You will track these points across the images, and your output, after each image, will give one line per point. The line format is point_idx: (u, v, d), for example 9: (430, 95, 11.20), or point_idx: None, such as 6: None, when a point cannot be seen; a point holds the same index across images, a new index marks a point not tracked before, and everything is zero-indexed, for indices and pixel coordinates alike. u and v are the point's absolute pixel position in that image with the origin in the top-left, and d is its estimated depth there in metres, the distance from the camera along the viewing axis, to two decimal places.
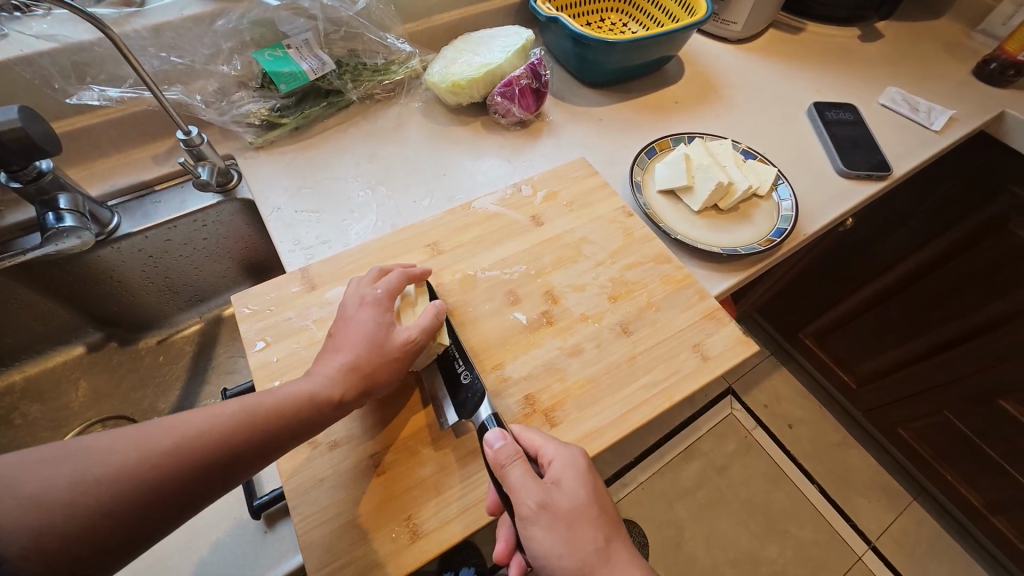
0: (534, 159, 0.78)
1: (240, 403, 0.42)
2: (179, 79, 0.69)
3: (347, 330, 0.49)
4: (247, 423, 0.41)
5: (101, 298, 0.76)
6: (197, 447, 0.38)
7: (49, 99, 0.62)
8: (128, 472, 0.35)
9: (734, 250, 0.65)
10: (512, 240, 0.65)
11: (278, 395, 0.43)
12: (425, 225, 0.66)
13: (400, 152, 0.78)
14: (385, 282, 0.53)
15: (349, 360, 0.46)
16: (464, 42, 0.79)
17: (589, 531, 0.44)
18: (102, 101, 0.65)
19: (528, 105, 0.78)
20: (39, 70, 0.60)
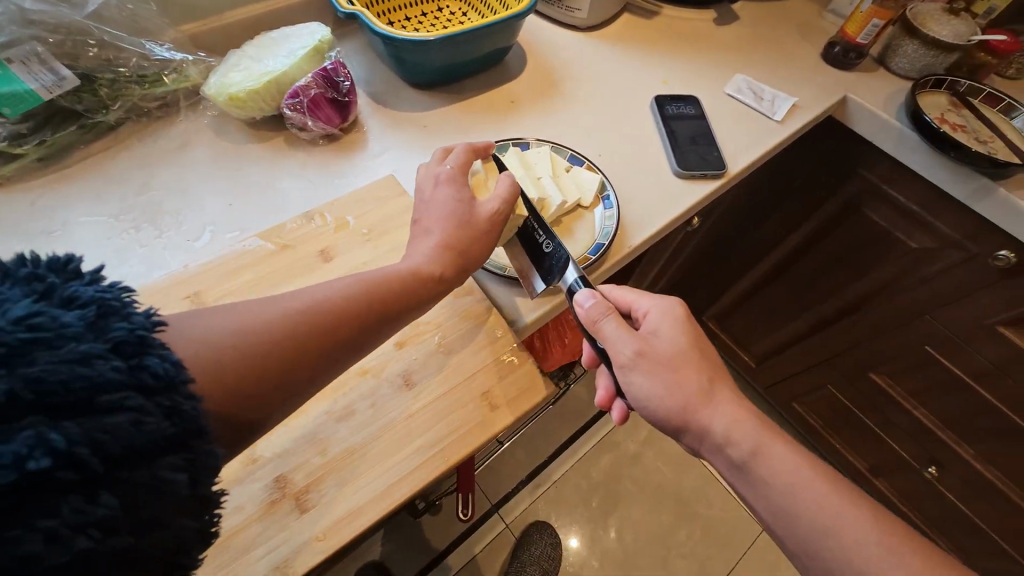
0: (342, 177, 0.69)
1: (324, 286, 0.46)
2: None
3: (432, 214, 0.55)
4: (339, 302, 0.45)
5: None
6: (305, 324, 0.42)
7: None
8: (242, 339, 0.39)
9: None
10: (293, 281, 0.57)
11: (349, 281, 0.47)
12: (190, 271, 0.57)
13: (180, 179, 0.67)
14: (441, 169, 0.58)
15: (433, 240, 0.53)
16: (251, 47, 0.68)
17: (711, 359, 0.56)
18: None
19: (327, 117, 0.68)
20: None
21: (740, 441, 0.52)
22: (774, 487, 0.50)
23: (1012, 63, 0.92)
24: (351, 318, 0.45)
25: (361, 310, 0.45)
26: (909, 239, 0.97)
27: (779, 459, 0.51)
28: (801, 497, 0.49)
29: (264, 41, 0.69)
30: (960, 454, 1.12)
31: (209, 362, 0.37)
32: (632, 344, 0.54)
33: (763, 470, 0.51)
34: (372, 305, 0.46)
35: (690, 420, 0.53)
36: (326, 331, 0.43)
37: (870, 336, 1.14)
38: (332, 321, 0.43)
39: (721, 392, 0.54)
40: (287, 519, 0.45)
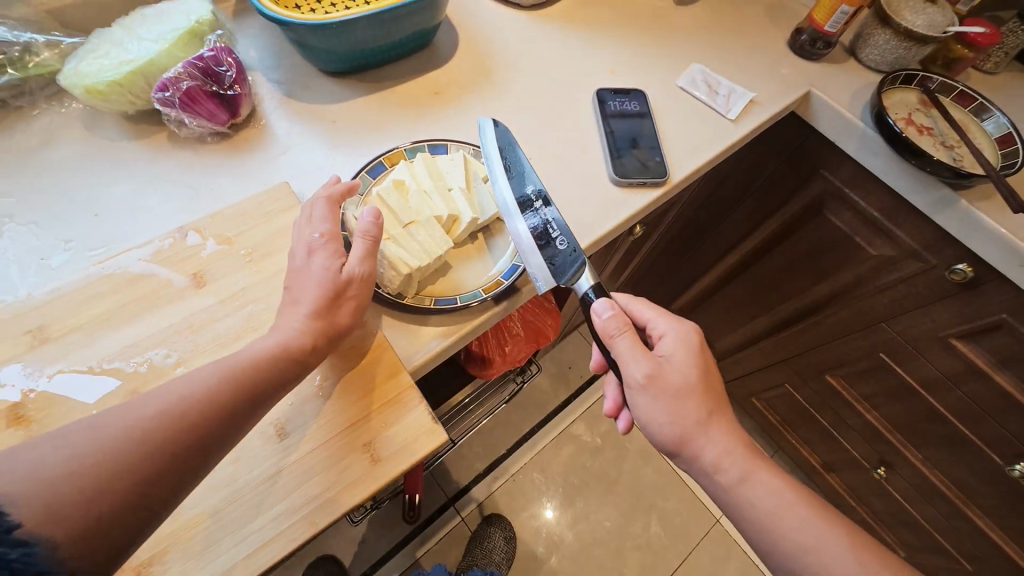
0: (232, 183, 0.61)
1: (183, 377, 0.39)
2: None
3: (298, 284, 0.47)
4: (208, 391, 0.38)
5: None
6: (171, 429, 0.35)
7: None
8: (98, 457, 0.33)
9: (449, 303, 0.54)
10: (157, 312, 0.50)
11: (212, 368, 0.40)
12: (33, 300, 0.50)
13: (38, 183, 0.58)
14: (319, 221, 0.50)
15: (308, 311, 0.46)
16: (123, 30, 0.60)
17: (717, 390, 0.53)
18: None
19: (209, 114, 0.59)
20: None
21: (729, 469, 0.50)
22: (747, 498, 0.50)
23: (989, 57, 0.85)
24: (227, 408, 0.39)
25: (233, 399, 0.39)
26: (869, 246, 0.92)
27: (765, 490, 0.50)
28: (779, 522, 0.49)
29: (137, 21, 0.61)
30: (909, 458, 1.10)
31: (44, 514, 0.30)
32: (645, 366, 0.51)
33: (749, 499, 0.50)
34: (246, 391, 0.40)
35: (684, 447, 0.51)
36: (199, 429, 0.37)
37: (827, 340, 1.10)
38: (202, 417, 0.37)
39: (720, 425, 0.51)
40: None
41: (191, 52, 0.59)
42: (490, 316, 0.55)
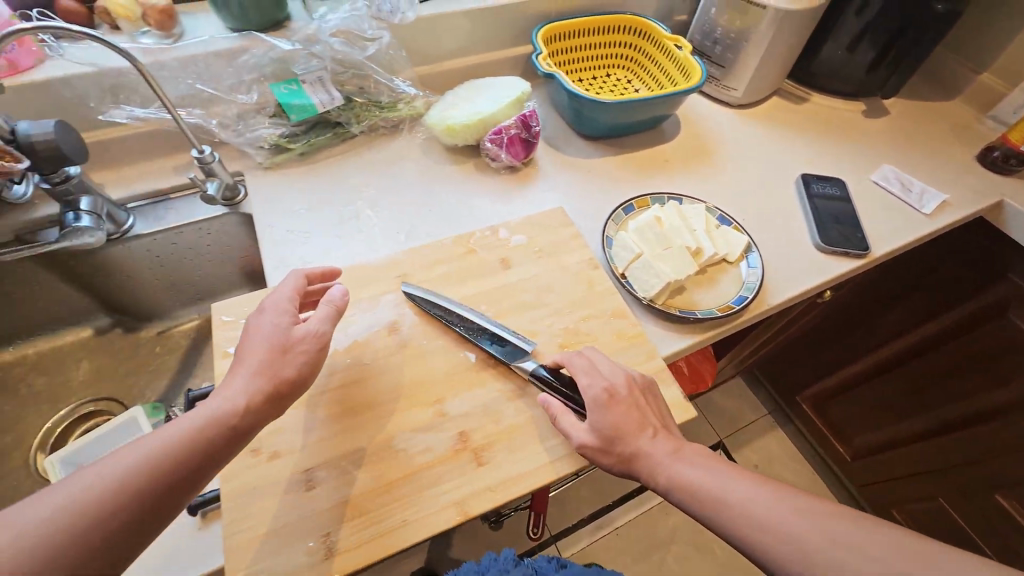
0: (519, 204, 0.82)
1: (188, 418, 0.43)
2: (203, 104, 0.77)
3: (266, 331, 0.50)
4: (190, 433, 0.42)
5: (114, 288, 0.84)
6: (151, 469, 0.40)
7: (88, 115, 0.70)
8: (85, 489, 0.37)
9: (691, 314, 0.67)
10: (479, 280, 0.69)
11: (223, 406, 0.45)
12: (399, 257, 0.71)
13: (394, 184, 0.83)
14: (281, 291, 0.55)
15: (270, 356, 0.48)
16: (468, 89, 0.85)
17: (640, 425, 0.53)
18: (131, 120, 0.72)
19: (517, 153, 0.82)
20: (79, 90, 0.68)
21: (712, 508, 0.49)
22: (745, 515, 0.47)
23: None
24: (217, 445, 0.43)
25: (218, 437, 0.43)
26: None
27: None
28: (783, 526, 0.45)
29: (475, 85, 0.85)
30: None
31: None
32: (584, 432, 0.53)
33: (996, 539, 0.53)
34: (231, 434, 0.44)
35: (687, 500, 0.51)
36: (179, 469, 0.41)
37: (999, 452, 1.05)
38: (186, 458, 0.41)
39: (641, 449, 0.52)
40: (466, 468, 0.53)
41: (515, 111, 0.82)
42: (720, 331, 0.68)
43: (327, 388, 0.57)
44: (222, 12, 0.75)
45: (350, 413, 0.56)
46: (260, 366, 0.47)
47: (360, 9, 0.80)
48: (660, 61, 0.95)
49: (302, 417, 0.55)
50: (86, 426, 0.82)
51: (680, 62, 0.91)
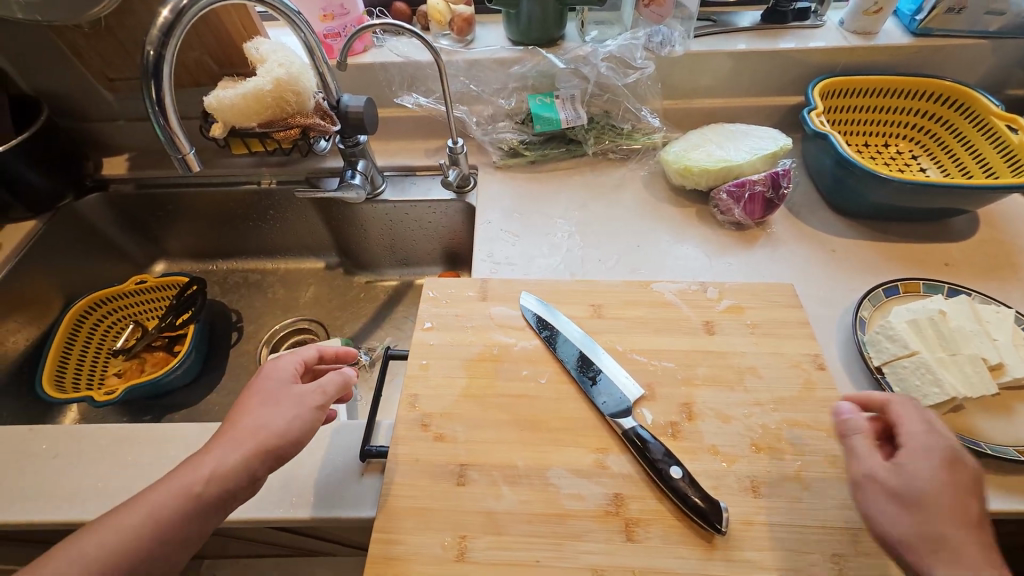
0: (737, 265, 0.73)
1: (157, 494, 0.42)
2: (468, 101, 0.86)
3: (258, 398, 0.48)
4: (160, 510, 0.41)
5: (351, 236, 0.99)
6: (119, 552, 0.39)
7: (386, 96, 0.84)
8: (66, 575, 0.38)
9: (977, 445, 0.51)
10: (675, 335, 0.63)
11: (198, 475, 0.43)
12: (596, 285, 0.69)
13: (607, 211, 0.82)
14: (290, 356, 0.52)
15: (253, 427, 0.45)
16: (713, 133, 0.79)
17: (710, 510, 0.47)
18: (414, 105, 0.82)
19: (753, 211, 0.73)
20: (388, 76, 0.82)
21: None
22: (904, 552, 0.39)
23: None
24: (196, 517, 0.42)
25: (198, 511, 0.42)
26: None
27: None
28: None
29: (725, 133, 0.79)
30: None
31: None
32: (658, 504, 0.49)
33: None
34: (206, 502, 0.42)
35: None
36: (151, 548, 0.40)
37: None
38: (156, 536, 0.41)
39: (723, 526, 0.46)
40: (614, 536, 0.48)
41: (766, 168, 0.73)
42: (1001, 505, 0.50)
43: (500, 391, 0.58)
44: (509, 26, 0.84)
45: (514, 425, 0.55)
46: (243, 438, 0.45)
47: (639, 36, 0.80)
48: (972, 141, 0.76)
49: (472, 410, 0.57)
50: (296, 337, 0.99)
51: (1008, 148, 0.71)
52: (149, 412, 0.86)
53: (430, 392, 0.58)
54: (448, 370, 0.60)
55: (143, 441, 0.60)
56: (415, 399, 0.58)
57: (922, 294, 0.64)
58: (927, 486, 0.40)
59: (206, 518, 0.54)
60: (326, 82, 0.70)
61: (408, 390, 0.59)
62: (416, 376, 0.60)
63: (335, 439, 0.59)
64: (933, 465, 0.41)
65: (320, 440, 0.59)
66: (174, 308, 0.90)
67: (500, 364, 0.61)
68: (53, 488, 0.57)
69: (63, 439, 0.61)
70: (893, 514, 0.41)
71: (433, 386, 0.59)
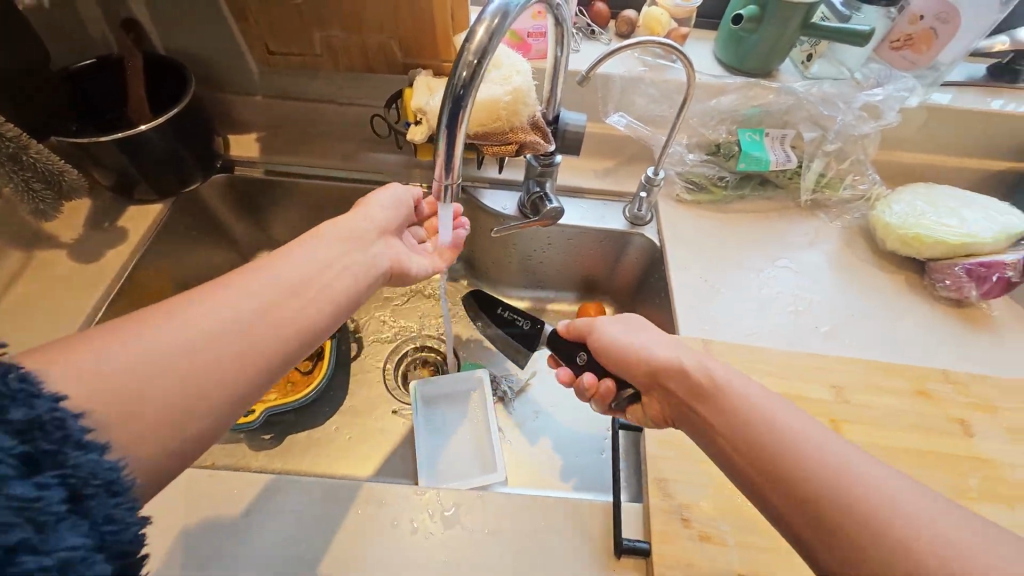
0: (965, 350, 0.67)
1: (290, 267, 0.45)
2: (689, 133, 0.78)
3: (357, 217, 0.54)
4: (257, 305, 0.42)
5: (493, 253, 0.91)
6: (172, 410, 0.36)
7: (592, 111, 0.76)
8: (108, 366, 0.34)
9: None
10: (930, 431, 0.57)
11: (304, 263, 0.46)
12: (832, 362, 0.62)
13: (809, 268, 0.75)
14: (402, 187, 0.61)
15: (361, 220, 0.54)
16: (934, 196, 0.73)
17: (666, 358, 0.48)
18: (624, 128, 0.74)
19: (989, 293, 0.68)
20: (602, 88, 0.73)
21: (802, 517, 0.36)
22: (835, 476, 0.35)
23: None
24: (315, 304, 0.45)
25: (316, 294, 0.46)
26: None
27: None
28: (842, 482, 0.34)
29: (956, 199, 0.71)
30: None
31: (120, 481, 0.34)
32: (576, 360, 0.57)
33: None
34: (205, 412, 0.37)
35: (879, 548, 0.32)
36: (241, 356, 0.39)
37: None
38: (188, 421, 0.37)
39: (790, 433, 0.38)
40: None
41: (1009, 247, 0.67)
42: None
43: None
44: (725, 49, 0.75)
45: None
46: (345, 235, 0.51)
47: (906, 87, 0.70)
48: None
49: (735, 508, 0.50)
50: (421, 357, 0.90)
51: None
52: (270, 431, 0.77)
53: (682, 479, 0.52)
54: (690, 461, 0.53)
55: (337, 502, 0.51)
56: (666, 486, 0.51)
57: None
58: (606, 338, 0.54)
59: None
60: (552, 97, 0.60)
61: (655, 473, 0.52)
62: (662, 457, 0.53)
63: (569, 519, 0.51)
64: (654, 333, 0.52)
65: (550, 519, 0.51)
66: None
67: None
68: (237, 557, 0.48)
69: (241, 487, 0.51)
70: (653, 349, 0.50)
71: (688, 471, 0.52)
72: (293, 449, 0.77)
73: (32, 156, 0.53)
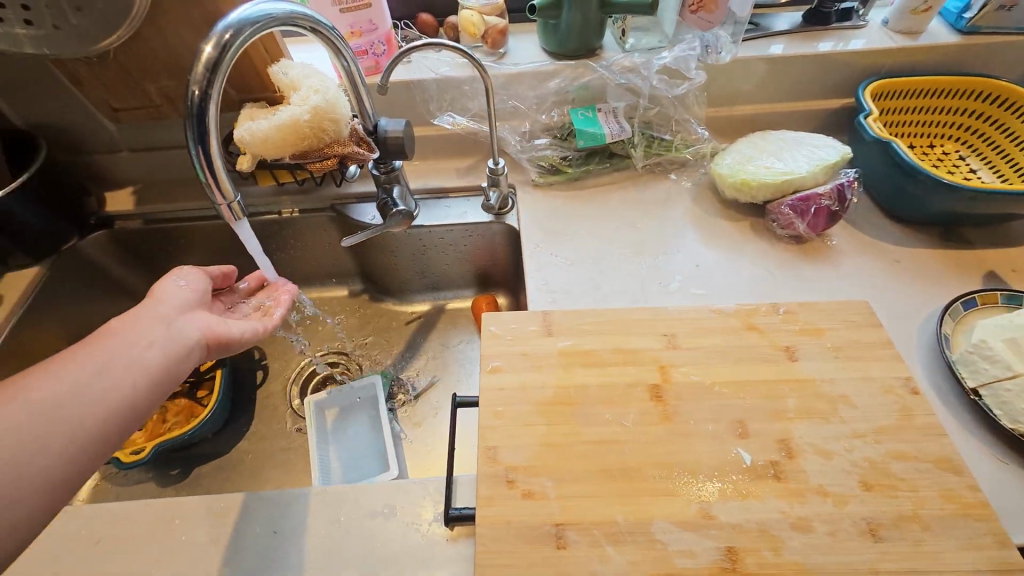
0: (801, 283, 0.70)
1: (63, 377, 0.42)
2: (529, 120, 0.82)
3: (149, 304, 0.53)
4: (14, 431, 0.39)
5: (379, 263, 0.94)
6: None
7: (425, 114, 0.81)
8: None
9: None
10: (754, 362, 0.60)
11: (80, 368, 0.44)
12: (667, 313, 0.65)
13: (658, 227, 0.78)
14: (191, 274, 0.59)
15: (154, 304, 0.53)
16: (764, 142, 0.76)
17: None
18: (451, 125, 0.81)
19: (816, 224, 0.71)
20: (424, 91, 0.78)
21: None
22: None
23: None
24: (105, 406, 0.43)
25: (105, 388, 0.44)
26: None
27: None
28: None
29: (778, 142, 0.76)
30: None
31: None
32: None
33: None
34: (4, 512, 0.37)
35: None
36: (5, 484, 0.37)
37: None
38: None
39: None
40: None
41: (826, 178, 0.71)
42: None
43: (584, 438, 0.55)
44: (545, 37, 0.79)
45: (605, 476, 0.52)
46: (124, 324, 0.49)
47: (695, 47, 0.76)
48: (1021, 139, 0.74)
49: (558, 462, 0.53)
50: (320, 376, 0.92)
51: None
52: (177, 465, 0.80)
53: (511, 444, 0.54)
54: (518, 428, 0.55)
55: (187, 518, 0.54)
56: (495, 453, 0.54)
57: (999, 304, 0.63)
58: None
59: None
60: (364, 108, 0.65)
61: (485, 442, 0.55)
62: (492, 426, 0.56)
63: (406, 498, 0.55)
64: None
65: (389, 500, 0.55)
66: None
67: (577, 408, 0.57)
68: None
69: (96, 519, 0.54)
70: None
71: (513, 437, 0.55)
72: (199, 481, 0.79)
73: None
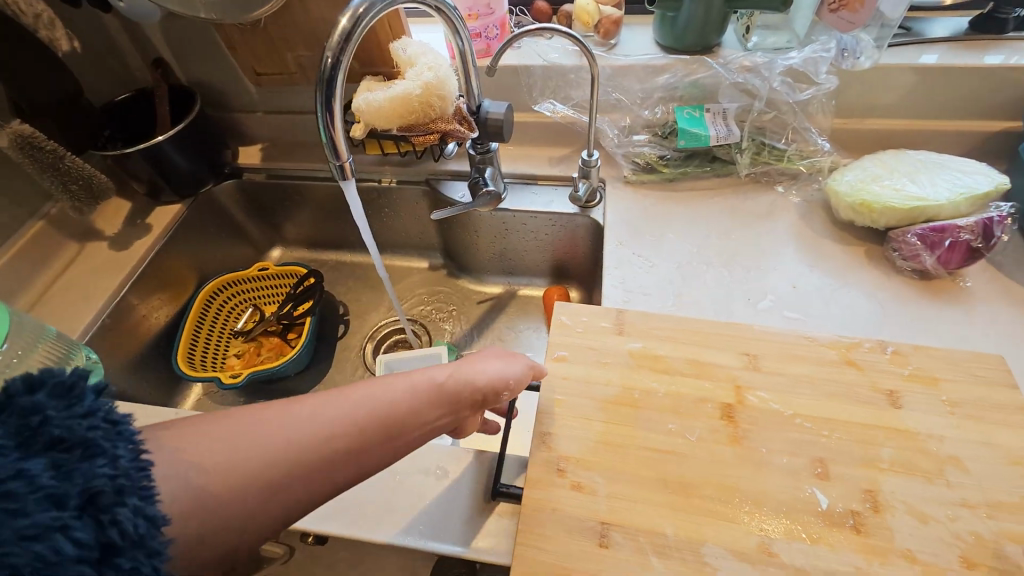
0: (919, 324, 0.62)
1: (368, 415, 0.40)
2: (630, 114, 0.79)
3: (464, 377, 0.47)
4: (320, 441, 0.38)
5: (460, 240, 0.97)
6: (260, 505, 0.35)
7: (526, 101, 0.83)
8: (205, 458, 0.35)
9: None
10: (846, 399, 0.54)
11: (383, 410, 0.41)
12: (752, 331, 0.60)
13: (756, 242, 0.73)
14: (513, 366, 0.51)
15: (457, 394, 0.45)
16: (896, 162, 0.68)
17: None
18: (551, 113, 0.81)
19: (949, 260, 0.62)
20: (529, 81, 0.80)
21: None
22: None
23: None
24: (390, 447, 0.41)
25: (399, 433, 0.42)
26: None
27: None
28: None
29: (913, 164, 0.67)
30: None
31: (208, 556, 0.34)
32: None
33: None
34: (288, 506, 0.37)
35: None
36: (296, 487, 0.37)
37: None
38: (273, 510, 0.36)
39: None
40: None
41: (970, 210, 0.62)
42: None
43: (643, 443, 0.53)
44: (660, 31, 0.77)
45: (668, 487, 0.50)
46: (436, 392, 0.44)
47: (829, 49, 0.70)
48: None
49: (611, 461, 0.52)
50: (391, 339, 0.97)
51: None
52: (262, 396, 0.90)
53: (565, 433, 0.54)
54: (574, 420, 0.55)
55: None
56: (548, 439, 0.54)
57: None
58: None
59: (390, 543, 0.53)
60: (470, 87, 0.67)
61: (541, 427, 0.54)
62: (549, 414, 0.55)
63: (455, 465, 0.57)
64: None
65: (439, 464, 0.57)
66: (295, 299, 0.92)
67: (640, 411, 0.55)
68: None
69: None
70: None
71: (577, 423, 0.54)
72: None
73: (68, 164, 0.70)
